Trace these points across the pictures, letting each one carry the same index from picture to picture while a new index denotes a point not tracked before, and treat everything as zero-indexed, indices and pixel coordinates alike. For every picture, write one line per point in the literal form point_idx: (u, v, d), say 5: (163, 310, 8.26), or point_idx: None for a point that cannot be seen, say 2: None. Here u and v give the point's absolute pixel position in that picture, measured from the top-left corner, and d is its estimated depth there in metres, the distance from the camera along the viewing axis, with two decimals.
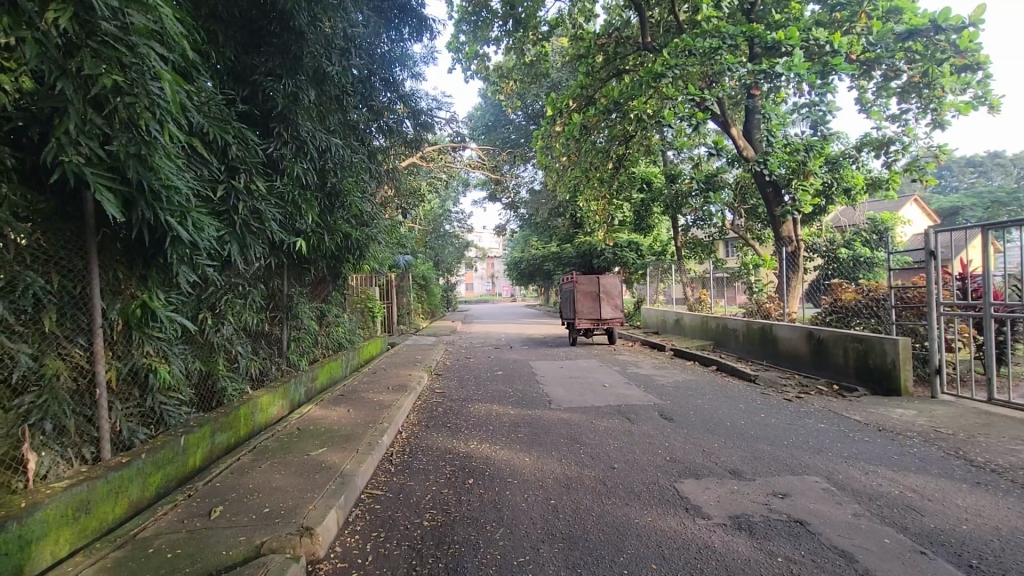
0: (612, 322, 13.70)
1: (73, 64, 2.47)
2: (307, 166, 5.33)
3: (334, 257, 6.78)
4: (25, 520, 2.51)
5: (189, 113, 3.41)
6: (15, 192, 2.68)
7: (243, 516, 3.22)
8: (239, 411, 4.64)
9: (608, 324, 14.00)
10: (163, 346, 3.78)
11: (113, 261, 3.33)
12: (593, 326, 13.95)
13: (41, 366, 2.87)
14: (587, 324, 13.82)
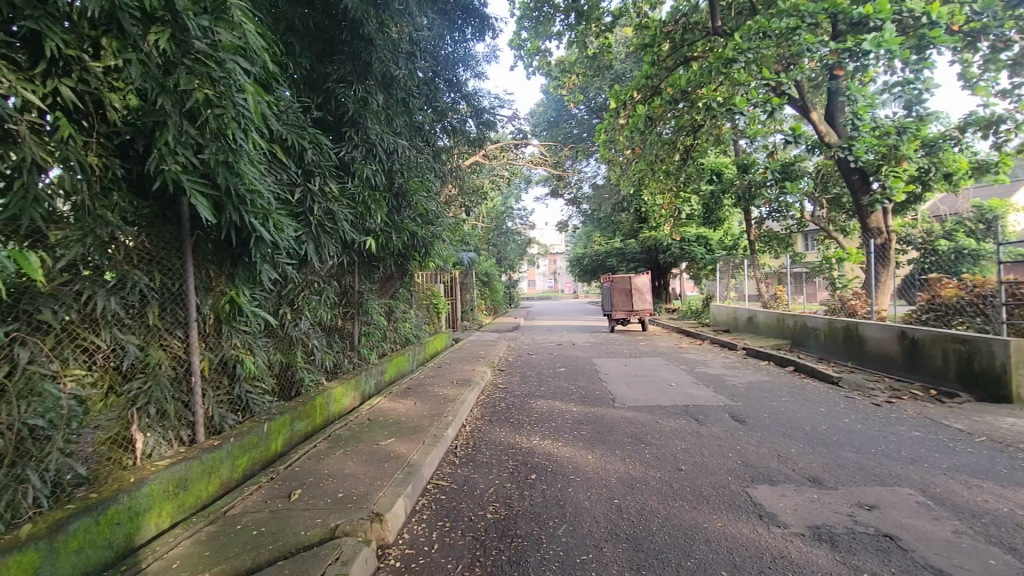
0: (641, 312, 16.66)
1: (170, 81, 2.71)
2: (376, 168, 5.57)
3: (401, 255, 7.04)
4: (134, 493, 2.81)
5: (270, 122, 3.66)
6: (124, 200, 2.98)
7: (319, 500, 3.42)
8: (315, 401, 4.94)
9: (639, 314, 16.98)
10: (249, 339, 4.09)
11: (205, 261, 3.64)
12: (626, 316, 17.01)
13: (147, 355, 3.19)
14: (622, 314, 16.96)
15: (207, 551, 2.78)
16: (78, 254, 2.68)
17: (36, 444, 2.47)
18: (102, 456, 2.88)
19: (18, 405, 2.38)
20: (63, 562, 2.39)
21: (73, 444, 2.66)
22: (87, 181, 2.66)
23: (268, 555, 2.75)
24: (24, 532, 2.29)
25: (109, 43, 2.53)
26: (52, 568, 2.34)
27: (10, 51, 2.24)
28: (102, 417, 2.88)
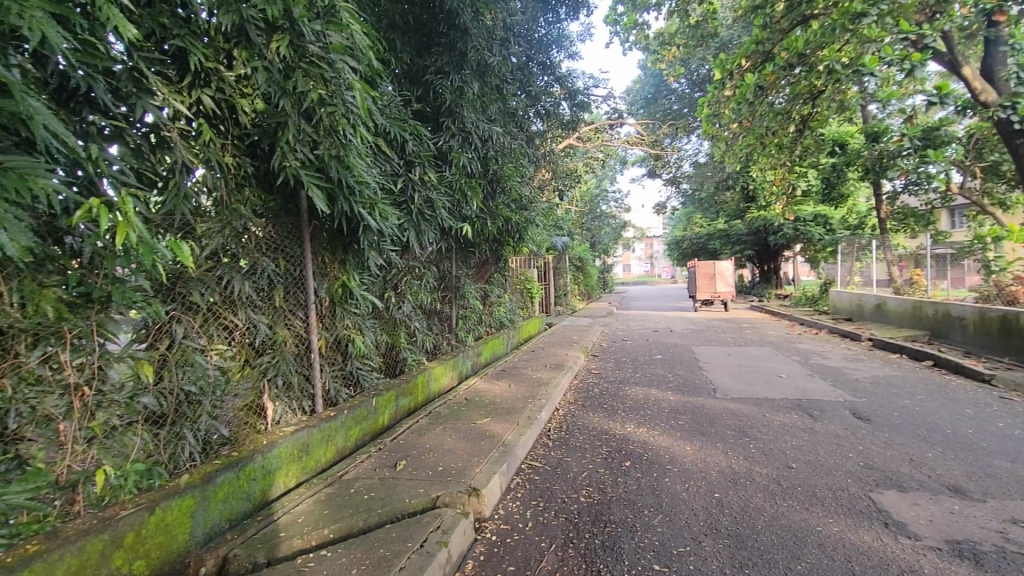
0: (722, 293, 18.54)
1: (290, 84, 2.99)
2: (471, 156, 5.72)
3: (496, 241, 7.19)
4: (267, 453, 3.20)
5: (375, 117, 3.89)
6: (254, 195, 3.35)
7: (422, 471, 3.65)
8: (417, 379, 5.26)
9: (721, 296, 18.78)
10: (359, 320, 4.43)
11: (321, 249, 3.99)
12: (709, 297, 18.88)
13: (275, 333, 3.58)
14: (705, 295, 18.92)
15: (326, 509, 3.09)
16: (219, 243, 3.06)
17: (190, 406, 2.90)
18: (240, 420, 3.29)
19: (176, 373, 2.80)
20: (212, 509, 2.79)
21: (218, 408, 3.08)
22: (223, 179, 3.03)
23: (377, 518, 3.00)
24: (183, 480, 2.70)
25: (239, 54, 2.83)
26: (205, 512, 2.74)
27: (164, 67, 2.60)
28: (240, 387, 3.29)
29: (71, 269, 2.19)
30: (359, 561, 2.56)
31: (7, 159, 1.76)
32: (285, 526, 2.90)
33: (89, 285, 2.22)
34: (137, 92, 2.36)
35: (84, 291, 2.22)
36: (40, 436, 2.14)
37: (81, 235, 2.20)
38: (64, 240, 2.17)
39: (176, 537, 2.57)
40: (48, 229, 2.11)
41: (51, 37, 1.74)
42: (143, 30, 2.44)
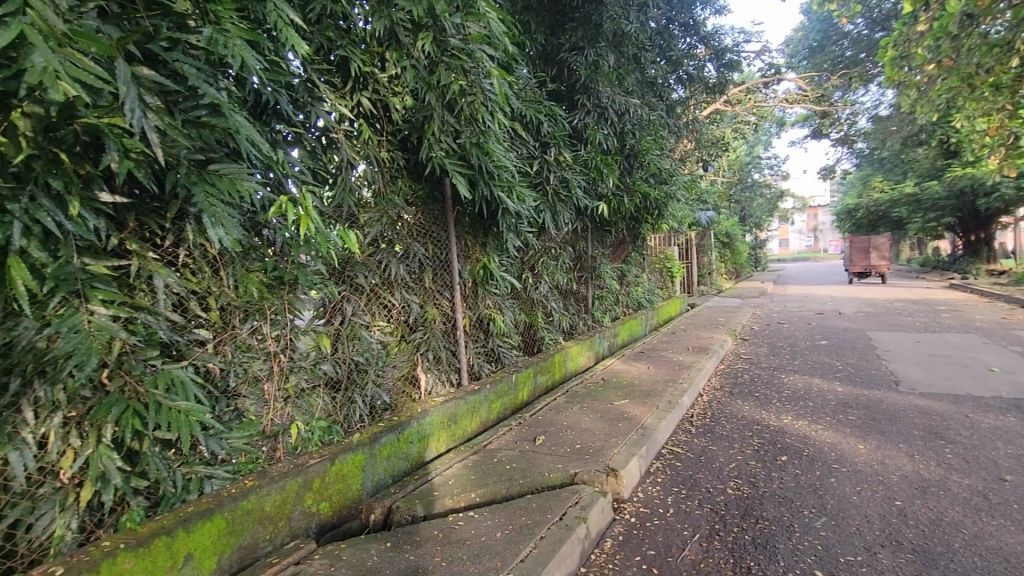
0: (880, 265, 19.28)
1: (434, 78, 3.23)
2: (607, 132, 5.59)
3: (634, 218, 6.97)
4: (421, 420, 3.53)
5: (511, 101, 3.99)
6: (405, 185, 3.66)
7: (560, 448, 3.74)
8: (555, 357, 5.37)
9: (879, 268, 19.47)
10: (498, 299, 4.65)
11: (463, 233, 4.25)
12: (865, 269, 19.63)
13: (426, 311, 3.90)
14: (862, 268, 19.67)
15: (472, 474, 3.33)
16: (378, 231, 3.41)
17: (359, 374, 3.31)
18: (398, 389, 3.67)
19: (347, 346, 3.21)
20: (379, 465, 3.18)
21: (381, 377, 3.48)
22: (380, 173, 3.37)
23: (519, 488, 3.15)
24: (356, 438, 3.10)
25: (391, 55, 3.14)
26: (373, 466, 3.13)
27: (331, 76, 2.96)
28: (397, 359, 3.67)
29: (267, 256, 2.62)
30: (504, 525, 2.72)
31: (221, 166, 2.15)
32: (438, 486, 3.19)
33: (281, 270, 2.66)
34: (311, 101, 2.72)
35: (278, 274, 2.66)
36: (251, 393, 2.63)
37: (275, 228, 2.61)
38: (262, 232, 2.60)
39: (351, 486, 2.98)
40: (250, 223, 2.54)
41: (248, 60, 2.08)
42: (314, 45, 2.80)
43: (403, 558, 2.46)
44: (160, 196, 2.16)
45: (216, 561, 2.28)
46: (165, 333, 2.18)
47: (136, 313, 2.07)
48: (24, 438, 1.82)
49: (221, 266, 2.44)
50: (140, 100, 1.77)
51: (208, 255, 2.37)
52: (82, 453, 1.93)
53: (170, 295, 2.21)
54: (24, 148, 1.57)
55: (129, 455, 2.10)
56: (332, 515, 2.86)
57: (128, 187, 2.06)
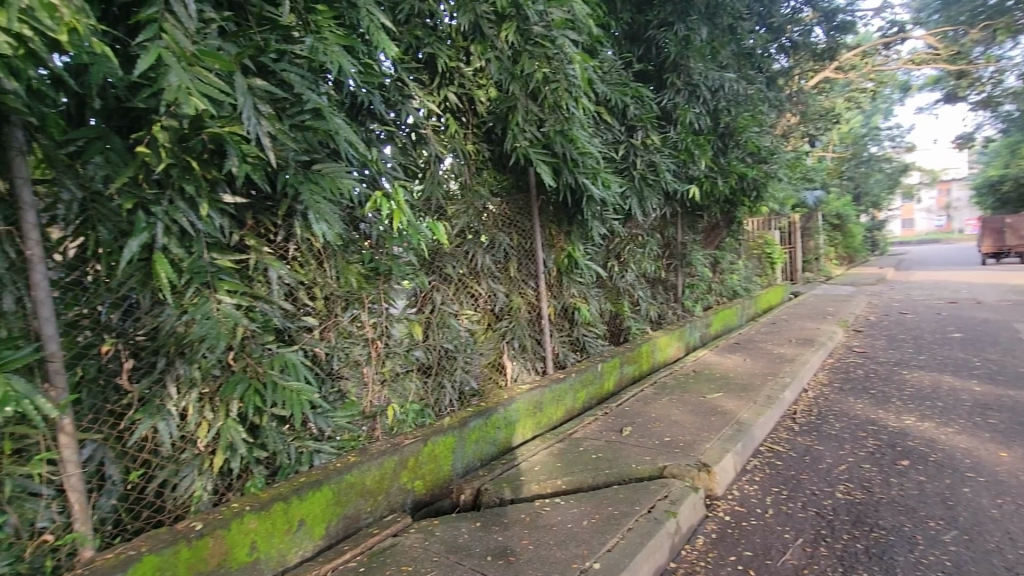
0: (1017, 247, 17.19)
1: (518, 68, 3.25)
2: (699, 110, 5.29)
3: (728, 201, 6.55)
4: (508, 406, 3.61)
5: (596, 85, 3.90)
6: (490, 176, 3.72)
7: (648, 440, 3.65)
8: (643, 347, 5.22)
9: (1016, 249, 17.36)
10: (583, 288, 4.62)
11: (547, 222, 4.24)
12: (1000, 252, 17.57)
13: (511, 300, 3.96)
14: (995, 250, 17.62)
15: (558, 462, 3.35)
16: (465, 222, 3.50)
17: (449, 360, 3.45)
18: (486, 376, 3.77)
19: (437, 333, 3.36)
20: (468, 448, 3.30)
21: (469, 364, 3.60)
22: (466, 165, 3.46)
23: (605, 478, 3.12)
24: (447, 422, 3.24)
25: (475, 49, 3.23)
26: (463, 449, 3.26)
27: (419, 73, 3.09)
28: (484, 347, 3.76)
29: (364, 248, 2.80)
30: (590, 514, 2.72)
31: (323, 166, 2.33)
32: (525, 471, 3.25)
33: (377, 261, 2.84)
34: (401, 99, 2.85)
35: (373, 265, 2.84)
36: (352, 376, 2.84)
37: (371, 222, 2.79)
38: (359, 226, 2.78)
39: (443, 467, 3.12)
40: (350, 219, 2.72)
41: (345, 65, 2.22)
42: (403, 44, 2.94)
43: (492, 538, 2.54)
44: (272, 196, 2.37)
45: (325, 528, 2.50)
46: (279, 319, 2.41)
47: (255, 302, 2.30)
48: (170, 410, 2.11)
49: (325, 258, 2.65)
50: (255, 109, 1.96)
51: (313, 248, 2.58)
52: (215, 424, 2.20)
53: (282, 286, 2.44)
54: (163, 157, 1.80)
55: (251, 428, 2.37)
56: (425, 493, 3.02)
57: (246, 189, 2.29)
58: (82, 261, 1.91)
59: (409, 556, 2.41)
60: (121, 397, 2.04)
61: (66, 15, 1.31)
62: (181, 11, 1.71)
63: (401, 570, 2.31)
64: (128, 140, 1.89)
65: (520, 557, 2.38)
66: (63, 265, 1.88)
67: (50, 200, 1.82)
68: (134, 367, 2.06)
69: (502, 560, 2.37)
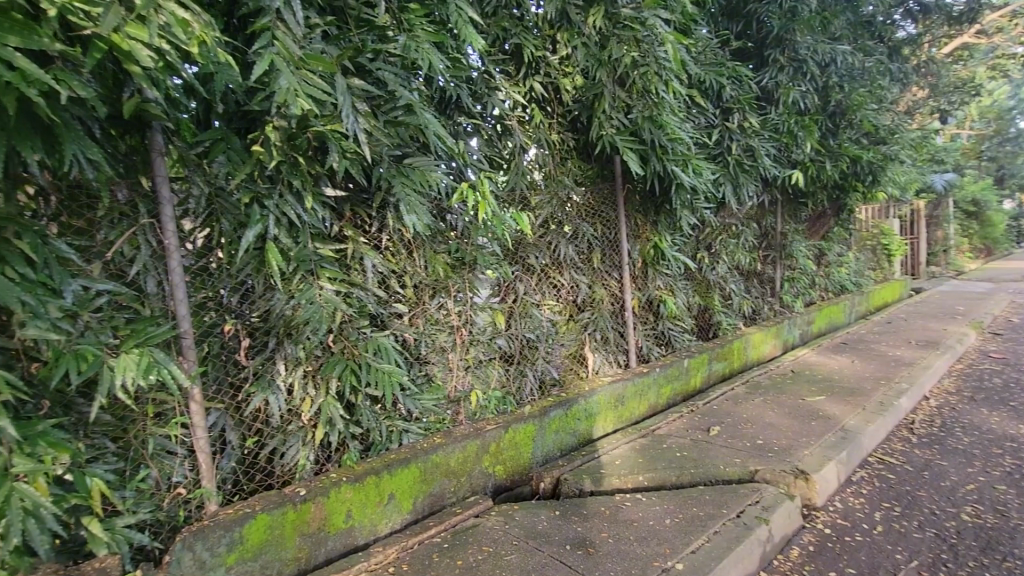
0: None
1: (606, 54, 3.18)
2: (805, 89, 4.87)
3: (837, 187, 5.97)
4: (589, 398, 3.57)
5: (688, 67, 3.71)
6: (576, 165, 3.68)
7: (739, 441, 3.46)
8: (735, 344, 4.93)
9: None
10: (670, 280, 4.46)
11: (634, 212, 4.12)
12: None
13: (594, 292, 3.90)
14: None
15: (641, 457, 3.27)
16: (548, 212, 3.49)
17: (530, 350, 3.49)
18: (567, 366, 3.77)
19: (519, 323, 3.40)
20: (548, 437, 3.32)
21: (550, 354, 3.61)
22: (551, 155, 3.45)
23: (690, 478, 3.00)
24: (528, 410, 3.28)
25: (562, 36, 3.24)
26: (543, 437, 3.28)
27: (505, 65, 3.12)
28: (566, 337, 3.75)
29: (451, 238, 2.90)
30: (673, 513, 2.65)
31: (414, 160, 2.44)
32: (606, 464, 3.21)
33: (463, 251, 2.94)
34: (487, 91, 2.91)
35: (459, 255, 2.94)
36: (439, 361, 2.96)
37: (457, 213, 2.89)
38: (446, 217, 2.88)
39: (523, 454, 3.17)
40: (437, 210, 2.82)
41: (434, 60, 2.30)
42: (490, 36, 3.00)
43: (571, 528, 2.55)
44: (367, 189, 2.51)
45: (412, 503, 2.64)
46: (373, 305, 2.56)
47: (352, 289, 2.46)
48: (278, 385, 2.32)
49: (415, 248, 2.77)
50: (354, 107, 2.09)
51: (404, 238, 2.71)
52: (317, 400, 2.39)
53: (376, 274, 2.58)
54: (275, 155, 1.97)
55: (348, 406, 2.54)
56: (506, 478, 3.08)
57: (345, 183, 2.44)
58: (208, 250, 2.15)
59: (490, 537, 2.48)
60: (239, 371, 2.28)
61: (196, 29, 1.48)
62: (290, 18, 1.86)
63: (482, 550, 2.38)
64: (246, 140, 2.09)
65: (600, 549, 2.37)
66: (193, 253, 2.12)
67: (183, 195, 2.06)
68: (250, 345, 2.29)
69: (582, 550, 2.37)
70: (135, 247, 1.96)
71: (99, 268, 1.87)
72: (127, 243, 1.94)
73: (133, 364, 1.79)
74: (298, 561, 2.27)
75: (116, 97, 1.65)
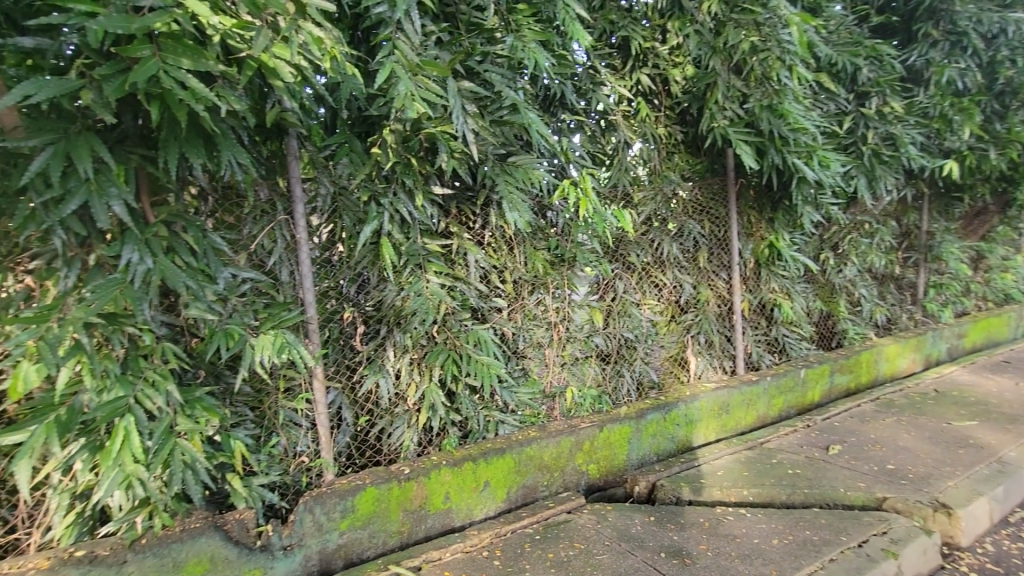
0: None
1: (721, 41, 3.05)
2: (964, 66, 4.22)
3: (1005, 178, 5.10)
4: (689, 403, 3.41)
5: (817, 49, 3.39)
6: (683, 159, 3.51)
7: (864, 464, 3.11)
8: (863, 355, 4.41)
9: None
10: (787, 283, 4.10)
11: (747, 208, 3.85)
12: None
13: (699, 292, 3.71)
14: None
15: (746, 471, 3.06)
16: (652, 209, 3.38)
17: (628, 349, 3.41)
18: (667, 369, 3.62)
19: (618, 321, 3.34)
20: (645, 441, 3.23)
21: (649, 355, 3.50)
22: (656, 150, 3.34)
23: (804, 498, 2.76)
24: (624, 411, 3.21)
25: (673, 25, 3.11)
26: (639, 440, 3.20)
27: (612, 59, 3.07)
28: (666, 339, 3.61)
29: (551, 235, 2.94)
30: (781, 533, 2.45)
31: (518, 158, 2.51)
32: (706, 474, 3.06)
33: (563, 248, 2.97)
34: (592, 87, 2.90)
35: (559, 252, 2.98)
36: (535, 356, 3.00)
37: (558, 210, 2.91)
38: (547, 214, 2.92)
39: (617, 455, 3.12)
40: (538, 207, 2.87)
41: (540, 59, 2.32)
42: (597, 31, 2.97)
43: (667, 535, 2.46)
44: (473, 187, 2.60)
45: (506, 493, 2.71)
46: (475, 299, 2.66)
47: (456, 283, 2.57)
48: (388, 370, 2.50)
49: (516, 245, 2.84)
50: (463, 108, 2.19)
51: (506, 235, 2.77)
52: (421, 386, 2.54)
53: (478, 269, 2.68)
54: (391, 156, 2.13)
55: (449, 394, 2.68)
56: (599, 478, 3.05)
57: (452, 181, 2.56)
58: (331, 243, 2.37)
59: (582, 535, 2.48)
60: (354, 355, 2.48)
61: (328, 45, 1.65)
62: (408, 28, 2.00)
63: (573, 547, 2.39)
64: (365, 143, 2.27)
65: (697, 561, 2.27)
66: (319, 246, 2.35)
67: (312, 194, 2.29)
68: (365, 331, 2.49)
69: (677, 559, 2.28)
70: (272, 239, 2.21)
71: (244, 258, 2.14)
72: (266, 236, 2.19)
73: (270, 343, 2.04)
74: (401, 534, 2.44)
75: (261, 109, 1.88)
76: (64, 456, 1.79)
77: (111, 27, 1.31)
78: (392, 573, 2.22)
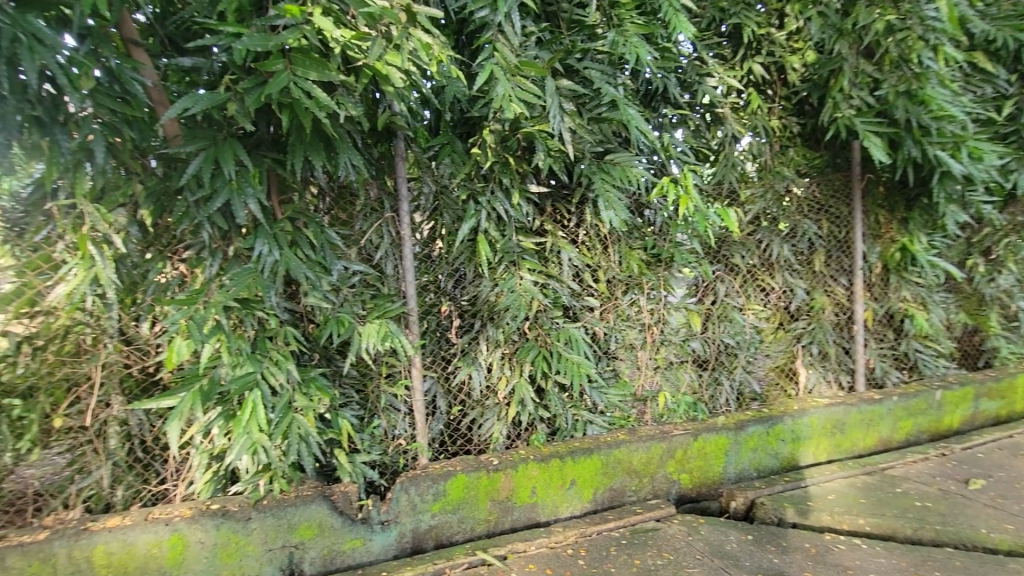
0: None
1: (849, 22, 2.76)
2: None
3: None
4: (797, 419, 3.14)
5: (970, 25, 2.96)
6: (799, 154, 3.22)
7: (1015, 504, 2.67)
8: (1018, 379, 3.78)
9: None
10: (922, 292, 3.62)
11: (875, 207, 3.46)
12: None
13: (813, 299, 3.40)
14: None
15: (863, 498, 2.76)
16: (761, 208, 3.14)
17: (729, 356, 3.21)
18: (772, 380, 3.36)
19: (719, 326, 3.16)
20: (744, 455, 3.03)
21: (752, 364, 3.28)
22: (768, 144, 3.10)
23: (933, 535, 2.43)
24: (721, 421, 3.04)
25: (793, 8, 2.87)
26: (737, 454, 3.01)
27: (721, 48, 2.92)
28: (773, 348, 3.35)
29: (647, 235, 2.85)
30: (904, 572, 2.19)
31: (616, 156, 2.47)
32: (815, 496, 2.80)
33: (659, 249, 2.87)
34: (698, 79, 2.77)
35: (656, 252, 2.89)
36: (627, 358, 2.94)
37: (656, 208, 2.81)
38: (644, 213, 2.84)
39: (712, 467, 2.96)
40: (635, 206, 2.80)
41: (642, 53, 2.26)
42: (706, 20, 2.83)
43: (765, 557, 2.30)
44: (569, 185, 2.60)
45: (593, 493, 2.69)
46: (567, 297, 2.66)
47: (549, 280, 2.59)
48: (480, 363, 2.58)
49: (611, 244, 2.79)
50: (561, 107, 2.20)
51: (601, 234, 2.73)
52: (511, 381, 2.60)
53: (571, 267, 2.67)
54: (490, 155, 2.20)
55: (539, 390, 2.70)
56: (691, 489, 2.92)
57: (548, 180, 2.57)
58: (431, 240, 2.49)
59: (671, 545, 2.39)
60: (450, 347, 2.59)
61: (435, 51, 1.73)
62: (509, 29, 2.04)
63: (661, 556, 2.31)
64: (466, 143, 2.35)
65: None
66: (421, 241, 2.47)
67: (416, 193, 2.41)
68: (460, 325, 2.58)
69: None
70: (380, 235, 2.37)
71: (355, 252, 2.31)
72: (375, 232, 2.35)
73: (375, 332, 2.19)
74: (488, 523, 2.51)
75: (373, 114, 2.02)
76: (205, 420, 2.07)
77: (253, 46, 1.48)
78: (479, 559, 2.30)
